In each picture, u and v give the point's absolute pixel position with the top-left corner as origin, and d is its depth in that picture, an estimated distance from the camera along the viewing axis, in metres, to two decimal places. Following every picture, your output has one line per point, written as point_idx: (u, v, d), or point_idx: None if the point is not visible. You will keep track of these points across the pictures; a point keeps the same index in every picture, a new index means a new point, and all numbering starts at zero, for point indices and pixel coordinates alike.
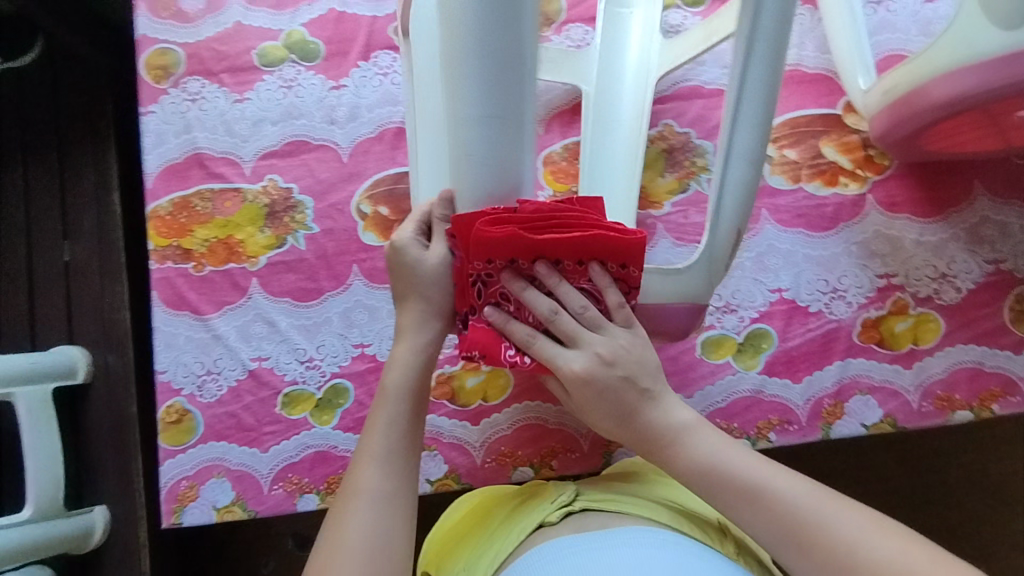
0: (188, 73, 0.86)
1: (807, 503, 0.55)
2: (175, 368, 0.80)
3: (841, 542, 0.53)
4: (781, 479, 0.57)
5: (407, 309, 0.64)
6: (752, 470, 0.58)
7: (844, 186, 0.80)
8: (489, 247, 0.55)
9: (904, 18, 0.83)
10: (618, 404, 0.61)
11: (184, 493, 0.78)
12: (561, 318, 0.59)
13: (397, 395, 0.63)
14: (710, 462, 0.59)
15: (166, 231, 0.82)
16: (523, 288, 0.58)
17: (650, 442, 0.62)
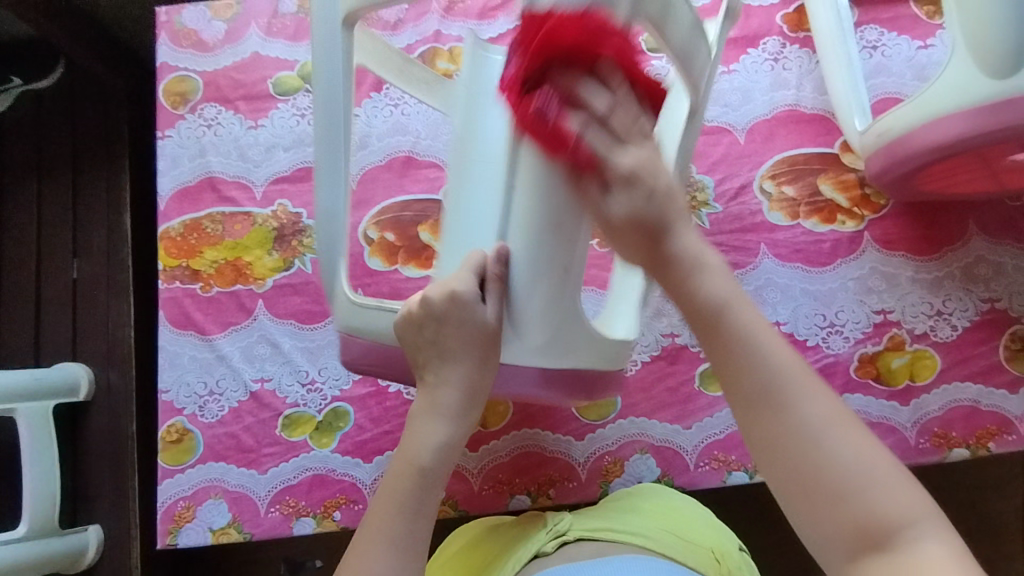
0: (205, 99, 0.89)
1: (800, 376, 0.44)
2: (178, 387, 0.81)
3: (805, 422, 0.43)
4: (782, 351, 0.45)
5: (448, 378, 0.58)
6: (759, 330, 0.45)
7: (841, 224, 0.81)
8: (554, 44, 0.41)
9: (898, 63, 0.86)
10: (649, 220, 0.47)
11: (182, 513, 0.78)
12: (621, 117, 0.45)
13: (415, 472, 0.58)
14: (723, 304, 0.46)
15: (176, 252, 0.84)
16: (584, 82, 0.43)
17: (662, 261, 0.48)
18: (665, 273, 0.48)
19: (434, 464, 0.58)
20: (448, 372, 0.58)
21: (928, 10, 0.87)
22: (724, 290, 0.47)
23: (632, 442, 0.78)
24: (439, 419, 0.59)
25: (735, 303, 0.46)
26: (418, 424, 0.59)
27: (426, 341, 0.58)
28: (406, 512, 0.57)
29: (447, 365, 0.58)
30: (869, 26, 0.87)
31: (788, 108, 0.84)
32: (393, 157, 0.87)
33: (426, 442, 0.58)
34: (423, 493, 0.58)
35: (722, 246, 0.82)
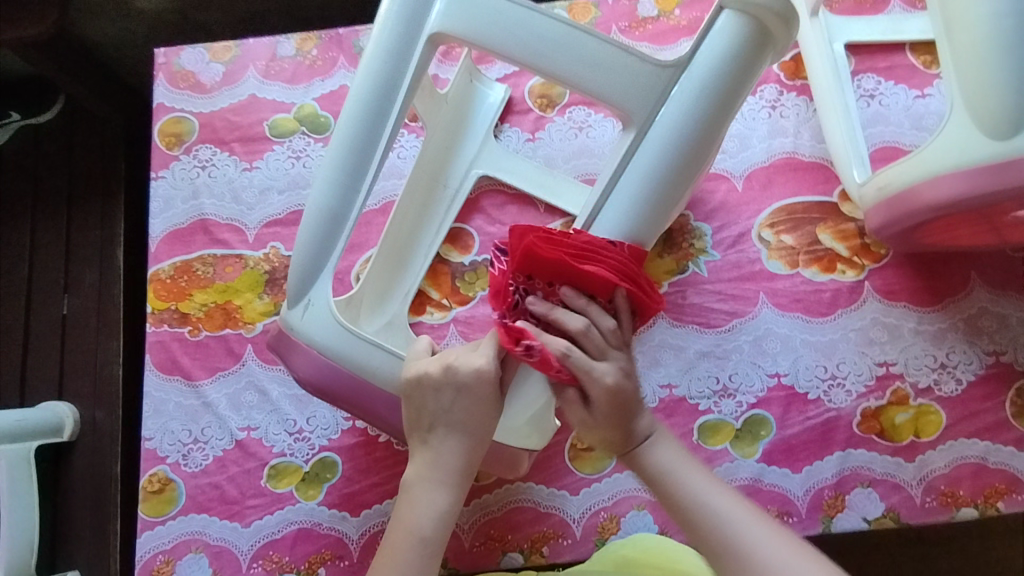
0: (201, 141, 0.88)
1: (735, 514, 0.49)
2: (162, 435, 0.79)
3: (763, 560, 0.46)
4: (722, 497, 0.50)
5: (449, 442, 0.56)
6: (700, 484, 0.51)
7: (841, 273, 0.80)
8: (536, 257, 0.52)
9: (896, 112, 0.86)
10: (624, 394, 0.53)
11: (160, 568, 0.75)
12: (595, 336, 0.53)
13: (412, 544, 0.53)
14: (671, 470, 0.53)
15: (165, 294, 0.83)
16: (554, 309, 0.53)
17: (630, 436, 0.54)
18: (630, 449, 0.55)
19: (434, 533, 0.54)
20: (452, 439, 0.56)
21: (924, 59, 0.87)
22: (672, 457, 0.54)
23: (628, 497, 0.75)
24: (439, 485, 0.55)
25: (681, 470, 0.53)
26: (416, 491, 0.56)
27: (434, 404, 0.57)
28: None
29: (454, 434, 0.57)
30: (866, 75, 0.87)
31: (785, 156, 0.84)
32: (389, 202, 0.86)
33: (424, 514, 0.54)
34: (422, 562, 0.53)
35: (720, 295, 0.81)
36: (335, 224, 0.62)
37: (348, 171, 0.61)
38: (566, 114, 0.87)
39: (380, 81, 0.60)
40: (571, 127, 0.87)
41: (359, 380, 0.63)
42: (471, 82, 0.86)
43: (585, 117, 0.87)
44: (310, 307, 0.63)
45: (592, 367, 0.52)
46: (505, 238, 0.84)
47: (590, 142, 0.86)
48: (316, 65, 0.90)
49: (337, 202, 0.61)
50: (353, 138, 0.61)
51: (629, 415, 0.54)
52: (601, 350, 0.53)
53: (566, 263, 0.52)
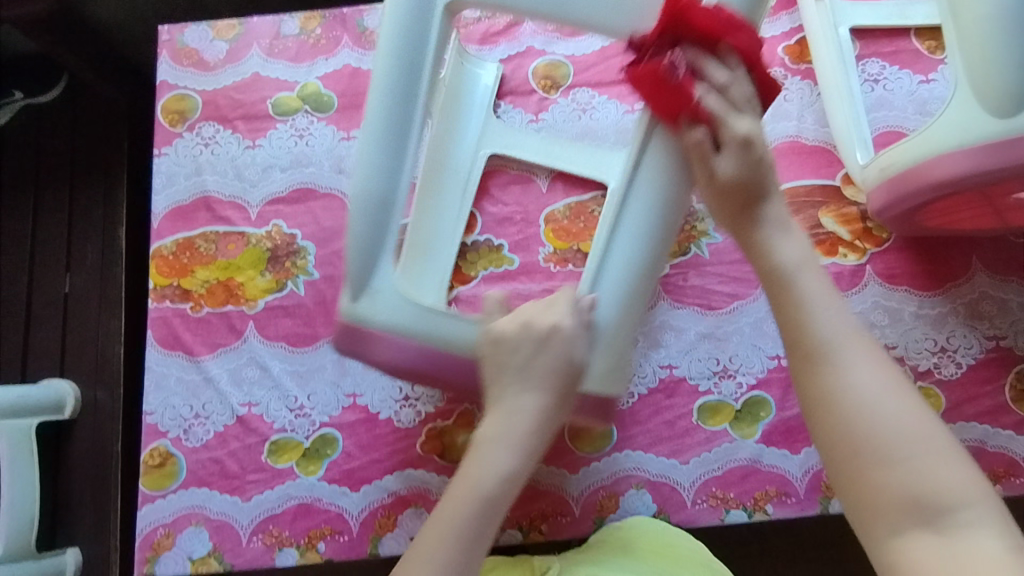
0: (204, 118, 0.88)
1: (845, 340, 0.49)
2: (164, 409, 0.79)
3: (859, 395, 0.47)
4: (838, 318, 0.50)
5: (520, 397, 0.59)
6: (820, 292, 0.51)
7: (843, 257, 0.80)
8: (691, 20, 0.53)
9: (900, 97, 0.86)
10: (752, 181, 0.55)
11: (161, 541, 0.76)
12: (734, 90, 0.55)
13: (472, 500, 0.57)
14: (792, 272, 0.52)
15: (168, 271, 0.83)
16: (701, 57, 0.54)
17: (749, 218, 0.55)
18: (751, 232, 0.55)
19: (493, 493, 0.57)
20: (527, 399, 0.59)
21: (929, 45, 0.87)
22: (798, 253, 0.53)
23: (628, 476, 0.76)
24: (504, 446, 0.58)
25: (805, 266, 0.52)
26: (484, 448, 0.59)
27: (510, 364, 0.60)
28: (463, 536, 0.55)
29: (527, 393, 0.59)
30: (871, 60, 0.87)
31: (788, 139, 0.84)
32: None
33: (490, 473, 0.57)
34: (478, 521, 0.56)
35: (722, 277, 0.80)
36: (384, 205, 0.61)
37: (385, 150, 0.61)
38: (570, 95, 0.87)
39: (410, 59, 0.60)
40: (574, 108, 0.87)
41: (444, 355, 0.63)
42: (461, 63, 0.85)
43: (588, 99, 0.87)
44: (375, 293, 0.62)
45: (728, 121, 0.54)
46: (508, 219, 0.84)
47: (594, 124, 0.86)
48: (320, 44, 0.89)
49: (382, 182, 0.61)
50: (388, 117, 0.61)
51: (755, 188, 0.55)
52: (735, 108, 0.55)
53: (711, 31, 0.53)
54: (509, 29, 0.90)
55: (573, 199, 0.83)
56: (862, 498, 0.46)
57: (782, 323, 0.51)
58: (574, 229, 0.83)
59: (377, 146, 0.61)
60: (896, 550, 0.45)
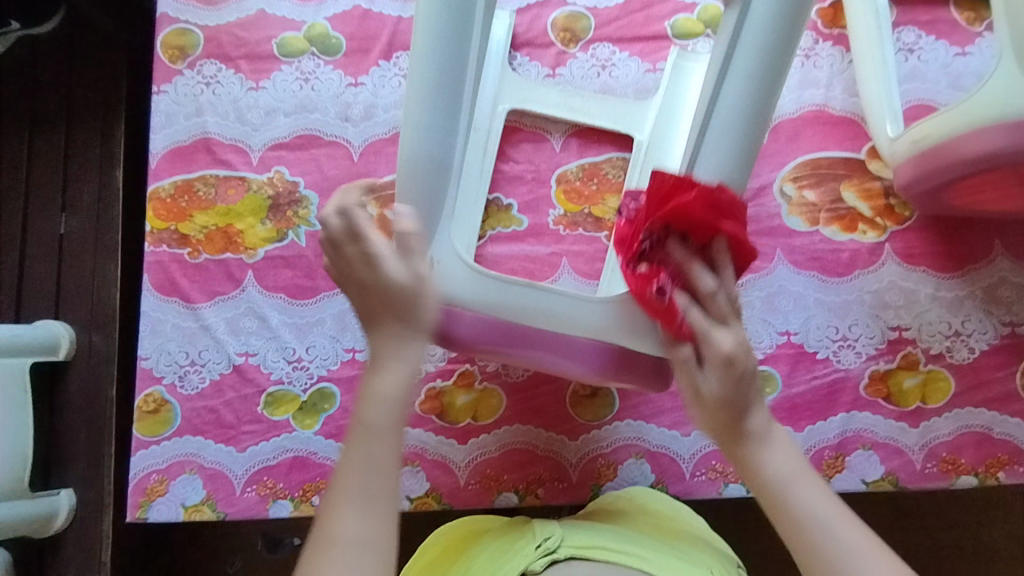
0: (206, 56, 0.84)
1: (857, 545, 0.53)
2: (159, 355, 0.78)
3: None
4: (839, 520, 0.54)
5: (387, 329, 0.56)
6: (815, 503, 0.55)
7: (862, 233, 0.78)
8: (682, 215, 0.54)
9: (934, 69, 0.82)
10: (736, 400, 0.56)
11: (154, 487, 0.75)
12: (720, 299, 0.56)
13: (378, 435, 0.55)
14: (788, 480, 0.56)
15: (165, 214, 0.80)
16: (689, 262, 0.56)
17: (739, 439, 0.57)
18: (742, 451, 0.57)
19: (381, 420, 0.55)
20: (391, 332, 0.56)
21: (968, 15, 0.83)
22: (787, 464, 0.57)
23: (628, 446, 0.75)
24: (398, 375, 0.56)
25: (795, 480, 0.56)
26: (375, 383, 0.56)
27: (379, 300, 0.56)
28: (376, 471, 0.54)
29: (387, 330, 0.57)
30: (907, 28, 0.83)
31: (813, 108, 0.80)
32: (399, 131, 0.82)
33: (387, 402, 0.56)
34: (378, 444, 0.55)
35: None
36: (440, 169, 0.61)
37: (434, 115, 0.60)
38: (589, 50, 0.83)
39: (453, 16, 0.59)
40: (594, 64, 0.83)
41: (512, 324, 0.62)
42: None
43: (608, 55, 0.83)
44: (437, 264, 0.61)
45: (713, 333, 0.56)
46: (518, 177, 0.80)
47: (613, 82, 0.83)
48: None
49: (438, 152, 0.60)
50: (434, 78, 0.60)
51: (743, 398, 0.57)
52: (723, 316, 0.57)
53: (704, 220, 0.54)
54: None
55: (587, 160, 0.80)
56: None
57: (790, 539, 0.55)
58: (586, 192, 0.80)
59: (423, 108, 0.60)
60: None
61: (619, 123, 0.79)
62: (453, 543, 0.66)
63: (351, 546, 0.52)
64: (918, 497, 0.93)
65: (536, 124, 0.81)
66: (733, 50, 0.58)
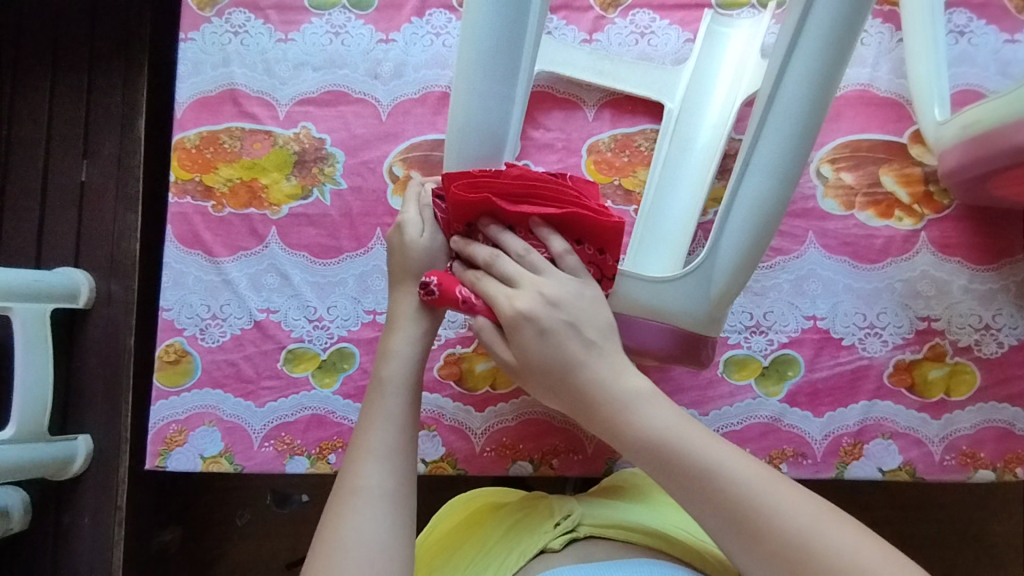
0: (234, 4, 0.82)
1: (757, 478, 0.48)
2: (180, 307, 0.77)
3: (793, 532, 0.46)
4: (727, 453, 0.49)
5: (407, 293, 0.62)
6: (701, 446, 0.49)
7: (898, 220, 0.76)
8: (464, 203, 0.56)
9: (984, 54, 0.79)
10: (564, 357, 0.52)
11: (173, 437, 0.76)
12: (507, 266, 0.55)
13: (395, 390, 0.59)
14: (661, 435, 0.50)
15: (190, 165, 0.79)
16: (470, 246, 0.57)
17: (593, 404, 0.52)
18: (606, 416, 0.52)
19: (394, 374, 0.60)
20: (412, 300, 0.61)
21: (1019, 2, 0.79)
22: (655, 417, 0.51)
23: None
24: (412, 338, 0.61)
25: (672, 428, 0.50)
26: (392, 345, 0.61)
27: (406, 268, 0.62)
28: (394, 425, 0.58)
29: (407, 294, 0.62)
30: (959, 9, 0.80)
31: (858, 88, 0.78)
32: (429, 92, 0.81)
33: (403, 358, 0.60)
34: (395, 397, 0.59)
35: None
36: (494, 141, 0.57)
37: (483, 83, 0.55)
38: (628, 16, 0.81)
39: None
40: (632, 31, 0.80)
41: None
42: None
43: (648, 23, 0.81)
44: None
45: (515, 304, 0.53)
46: (548, 145, 0.79)
47: (651, 51, 0.80)
48: None
49: (495, 124, 0.56)
50: (489, 42, 0.53)
51: (571, 353, 0.52)
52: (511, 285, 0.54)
53: (476, 200, 0.55)
54: None
55: (620, 131, 0.79)
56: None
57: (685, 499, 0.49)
58: (617, 163, 0.78)
59: (475, 74, 0.54)
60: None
61: (652, 88, 0.77)
62: (467, 515, 0.66)
63: (373, 495, 0.54)
64: (928, 488, 0.93)
65: (568, 90, 0.79)
66: (809, 11, 0.50)
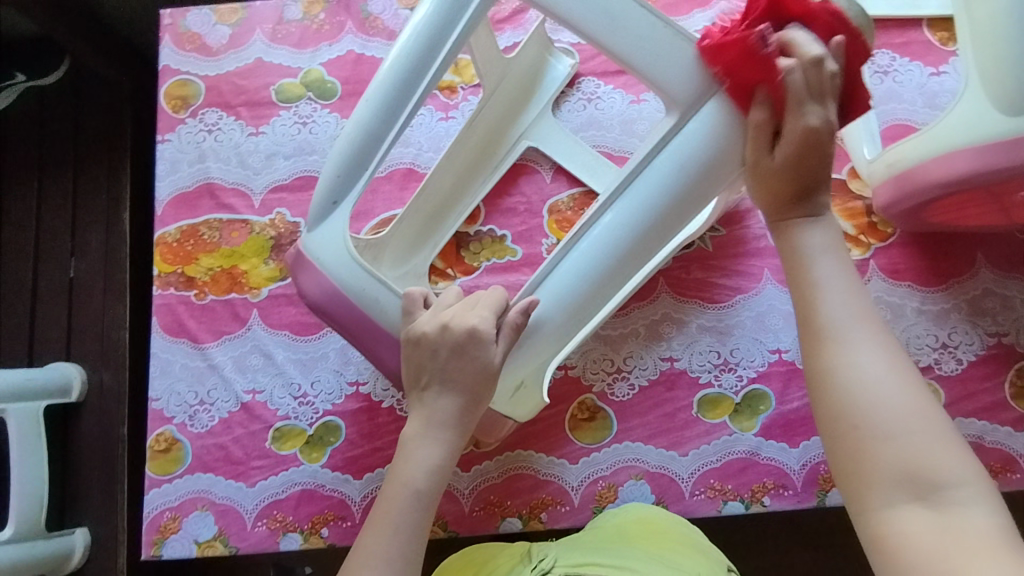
0: (207, 104, 0.88)
1: (861, 324, 0.45)
2: (168, 396, 0.80)
3: (858, 373, 0.43)
4: (850, 296, 0.46)
5: (440, 402, 0.58)
6: (834, 276, 0.48)
7: (846, 251, 0.80)
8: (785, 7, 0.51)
9: (910, 90, 0.84)
10: (811, 154, 0.51)
11: (167, 525, 0.77)
12: (826, 72, 0.50)
13: (410, 496, 0.56)
14: (810, 252, 0.49)
15: (172, 258, 0.83)
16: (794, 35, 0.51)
17: (790, 203, 0.51)
18: (784, 214, 0.52)
19: (426, 486, 0.56)
20: (452, 408, 0.58)
21: (940, 36, 0.85)
22: (822, 242, 0.50)
23: (626, 467, 0.76)
24: (439, 439, 0.58)
25: (820, 255, 0.49)
26: (412, 444, 0.58)
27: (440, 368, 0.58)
28: (404, 536, 0.54)
29: (439, 394, 0.58)
30: (881, 51, 0.85)
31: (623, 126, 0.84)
32: (394, 169, 0.86)
33: (419, 464, 0.57)
34: (416, 512, 0.55)
35: (722, 269, 0.80)
36: (575, 323, 0.59)
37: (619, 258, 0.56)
38: (576, 87, 0.86)
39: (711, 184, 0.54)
40: (580, 98, 0.86)
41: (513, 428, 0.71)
42: (542, 54, 0.84)
43: (594, 89, 0.86)
44: (523, 386, 0.62)
45: (801, 111, 0.51)
46: (511, 209, 0.83)
47: (599, 114, 0.85)
48: (323, 29, 0.89)
49: (588, 302, 0.58)
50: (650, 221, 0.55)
51: (813, 159, 0.51)
52: (820, 95, 0.51)
53: (798, 14, 0.51)
54: (514, 16, 0.88)
55: (577, 190, 0.83)
56: (855, 466, 0.43)
57: (800, 305, 0.48)
58: (578, 220, 0.82)
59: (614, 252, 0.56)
60: (885, 521, 0.41)
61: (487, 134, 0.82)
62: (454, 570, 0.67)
63: None
64: None
65: (525, 157, 0.85)
66: None
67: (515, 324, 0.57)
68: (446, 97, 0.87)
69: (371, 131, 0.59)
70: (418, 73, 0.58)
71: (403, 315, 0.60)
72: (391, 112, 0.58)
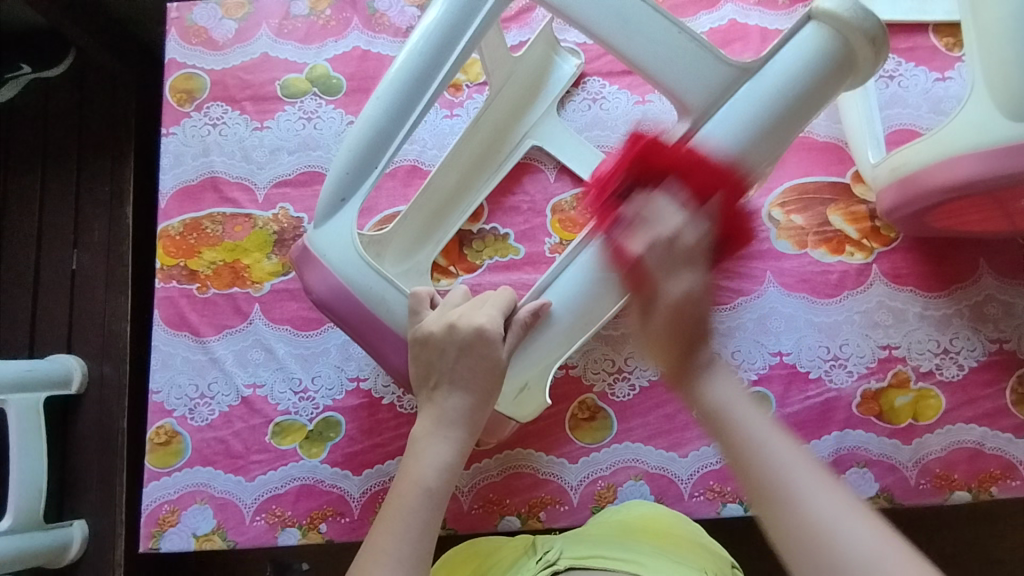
0: (212, 98, 0.88)
1: (801, 471, 0.43)
2: (169, 389, 0.80)
3: (819, 527, 0.40)
4: (782, 443, 0.44)
5: (450, 399, 0.57)
6: (761, 432, 0.45)
7: (849, 255, 0.80)
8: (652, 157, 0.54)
9: (915, 95, 0.84)
10: (688, 322, 0.50)
11: (165, 518, 0.77)
12: (685, 237, 0.51)
13: (419, 491, 0.54)
14: (728, 408, 0.47)
15: (175, 251, 0.83)
16: (649, 198, 0.53)
17: (687, 373, 0.49)
18: (685, 380, 0.49)
19: (438, 484, 0.54)
20: (461, 407, 0.57)
21: (947, 41, 0.85)
22: (730, 396, 0.48)
23: (626, 468, 0.76)
24: (450, 437, 0.56)
25: (740, 407, 0.47)
26: (422, 442, 0.57)
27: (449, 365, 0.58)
28: (415, 533, 0.52)
29: (450, 393, 0.58)
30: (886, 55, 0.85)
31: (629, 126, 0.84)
32: (398, 166, 0.86)
33: (429, 461, 0.55)
34: (427, 510, 0.53)
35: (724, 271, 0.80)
36: (581, 325, 0.59)
37: None
38: (582, 87, 0.86)
39: None
40: (585, 98, 0.86)
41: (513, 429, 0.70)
42: (549, 53, 0.84)
43: (599, 89, 0.86)
44: (528, 388, 0.61)
45: (667, 279, 0.50)
46: (515, 208, 0.83)
47: (604, 114, 0.85)
48: (329, 25, 0.89)
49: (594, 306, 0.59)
50: None
51: (691, 337, 0.50)
52: (685, 261, 0.50)
53: (664, 168, 0.53)
54: (520, 15, 0.88)
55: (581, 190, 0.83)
56: None
57: (738, 473, 0.45)
58: (581, 221, 0.82)
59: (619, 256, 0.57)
60: None
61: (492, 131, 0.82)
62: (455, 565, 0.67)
63: None
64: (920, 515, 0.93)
65: (529, 156, 0.85)
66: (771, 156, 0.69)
67: (524, 322, 0.58)
68: (451, 95, 0.87)
69: (381, 128, 0.59)
70: (428, 73, 0.58)
71: (411, 313, 0.61)
72: (402, 110, 0.58)
